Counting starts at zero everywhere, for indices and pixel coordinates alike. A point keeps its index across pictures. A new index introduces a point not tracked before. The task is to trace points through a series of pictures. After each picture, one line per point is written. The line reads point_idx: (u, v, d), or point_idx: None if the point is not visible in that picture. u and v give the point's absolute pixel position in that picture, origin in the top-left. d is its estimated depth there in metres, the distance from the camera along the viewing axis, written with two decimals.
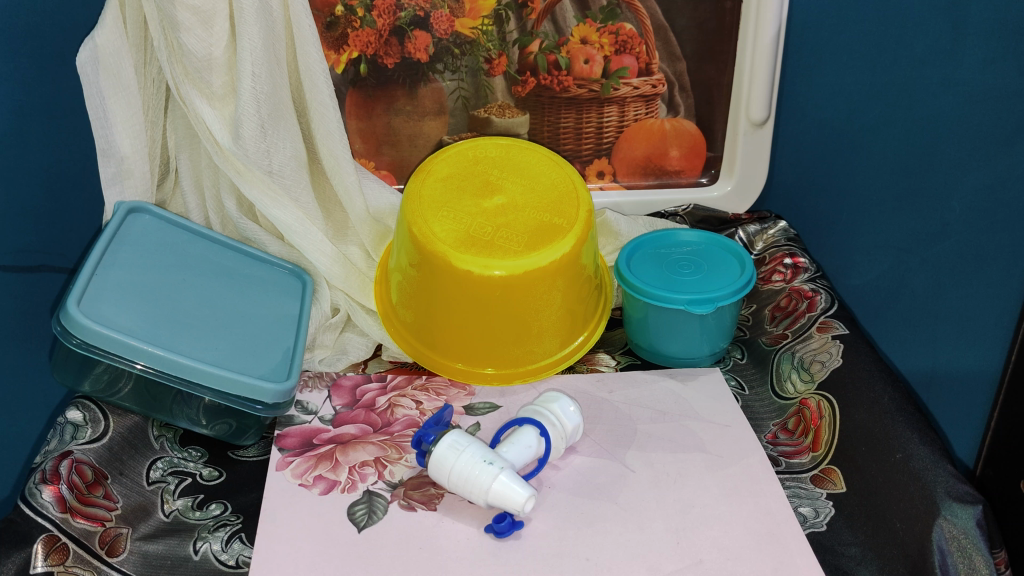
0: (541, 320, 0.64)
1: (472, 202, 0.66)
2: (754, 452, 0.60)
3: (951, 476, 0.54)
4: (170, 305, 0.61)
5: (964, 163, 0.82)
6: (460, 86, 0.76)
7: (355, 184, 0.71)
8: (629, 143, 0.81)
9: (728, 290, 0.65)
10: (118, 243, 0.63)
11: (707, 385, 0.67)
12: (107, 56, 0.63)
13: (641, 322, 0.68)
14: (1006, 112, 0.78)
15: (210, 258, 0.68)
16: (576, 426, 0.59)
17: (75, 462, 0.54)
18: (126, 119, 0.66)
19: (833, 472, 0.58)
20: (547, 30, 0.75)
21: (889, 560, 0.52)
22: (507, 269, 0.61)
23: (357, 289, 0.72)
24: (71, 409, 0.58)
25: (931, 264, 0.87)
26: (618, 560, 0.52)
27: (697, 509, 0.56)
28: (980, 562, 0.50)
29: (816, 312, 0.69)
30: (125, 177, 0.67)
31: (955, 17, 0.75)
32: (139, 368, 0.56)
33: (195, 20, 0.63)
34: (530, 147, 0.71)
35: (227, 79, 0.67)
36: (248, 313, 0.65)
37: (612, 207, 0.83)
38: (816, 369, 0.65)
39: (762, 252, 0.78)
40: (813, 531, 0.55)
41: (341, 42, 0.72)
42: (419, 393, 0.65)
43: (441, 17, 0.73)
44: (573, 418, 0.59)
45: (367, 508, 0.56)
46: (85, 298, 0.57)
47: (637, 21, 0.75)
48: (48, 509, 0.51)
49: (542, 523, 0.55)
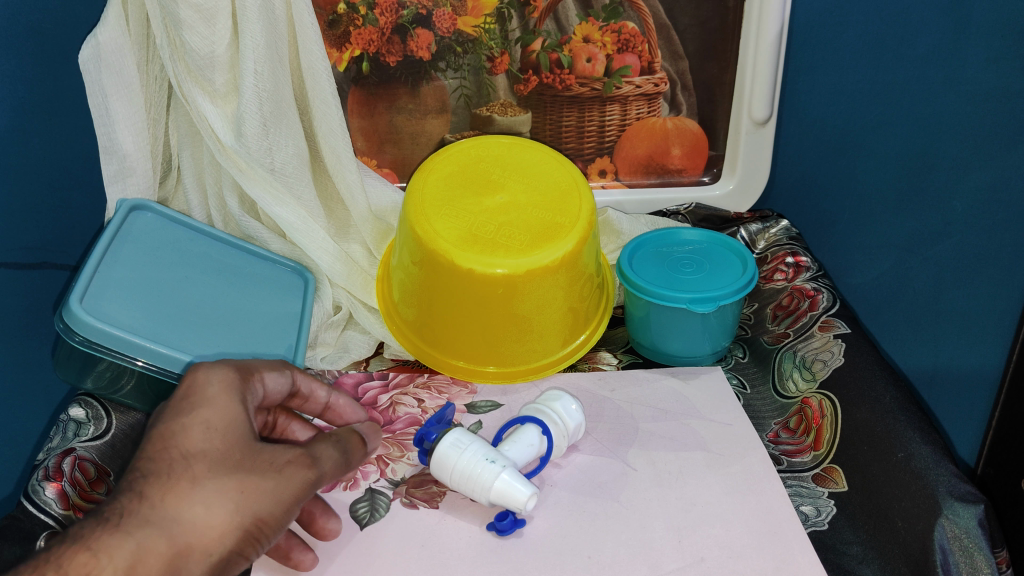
0: (542, 319, 0.64)
1: (474, 200, 0.66)
2: (755, 450, 0.60)
3: (952, 475, 0.54)
4: (173, 302, 0.61)
5: (968, 164, 0.83)
6: (462, 84, 0.76)
7: (356, 183, 0.71)
8: (631, 142, 0.81)
9: (729, 290, 0.65)
10: (120, 239, 0.63)
11: (707, 383, 0.67)
12: (109, 53, 0.63)
13: (642, 321, 0.68)
14: (1009, 113, 0.79)
15: (211, 257, 0.68)
16: (578, 425, 0.59)
17: (78, 459, 0.55)
18: (127, 117, 0.65)
19: (835, 471, 0.58)
20: (550, 29, 0.74)
21: (890, 560, 0.52)
22: (510, 268, 0.60)
23: (358, 286, 0.72)
24: (73, 406, 0.59)
25: (931, 262, 0.88)
26: (619, 558, 0.52)
27: (699, 507, 0.56)
28: (981, 562, 0.50)
29: (818, 311, 0.69)
30: (127, 175, 0.67)
31: (958, 16, 0.75)
32: (140, 366, 0.56)
33: (197, 17, 0.63)
34: (531, 146, 0.71)
35: (229, 76, 0.67)
36: (249, 310, 0.65)
37: (614, 205, 0.83)
38: (817, 368, 0.64)
39: (763, 251, 0.78)
40: (814, 530, 0.55)
41: (343, 40, 0.72)
42: (421, 392, 0.66)
43: (443, 16, 0.73)
44: (575, 417, 0.59)
45: (369, 506, 0.56)
46: (88, 295, 0.57)
47: (640, 20, 0.75)
48: (51, 506, 0.52)
49: (543, 522, 0.55)
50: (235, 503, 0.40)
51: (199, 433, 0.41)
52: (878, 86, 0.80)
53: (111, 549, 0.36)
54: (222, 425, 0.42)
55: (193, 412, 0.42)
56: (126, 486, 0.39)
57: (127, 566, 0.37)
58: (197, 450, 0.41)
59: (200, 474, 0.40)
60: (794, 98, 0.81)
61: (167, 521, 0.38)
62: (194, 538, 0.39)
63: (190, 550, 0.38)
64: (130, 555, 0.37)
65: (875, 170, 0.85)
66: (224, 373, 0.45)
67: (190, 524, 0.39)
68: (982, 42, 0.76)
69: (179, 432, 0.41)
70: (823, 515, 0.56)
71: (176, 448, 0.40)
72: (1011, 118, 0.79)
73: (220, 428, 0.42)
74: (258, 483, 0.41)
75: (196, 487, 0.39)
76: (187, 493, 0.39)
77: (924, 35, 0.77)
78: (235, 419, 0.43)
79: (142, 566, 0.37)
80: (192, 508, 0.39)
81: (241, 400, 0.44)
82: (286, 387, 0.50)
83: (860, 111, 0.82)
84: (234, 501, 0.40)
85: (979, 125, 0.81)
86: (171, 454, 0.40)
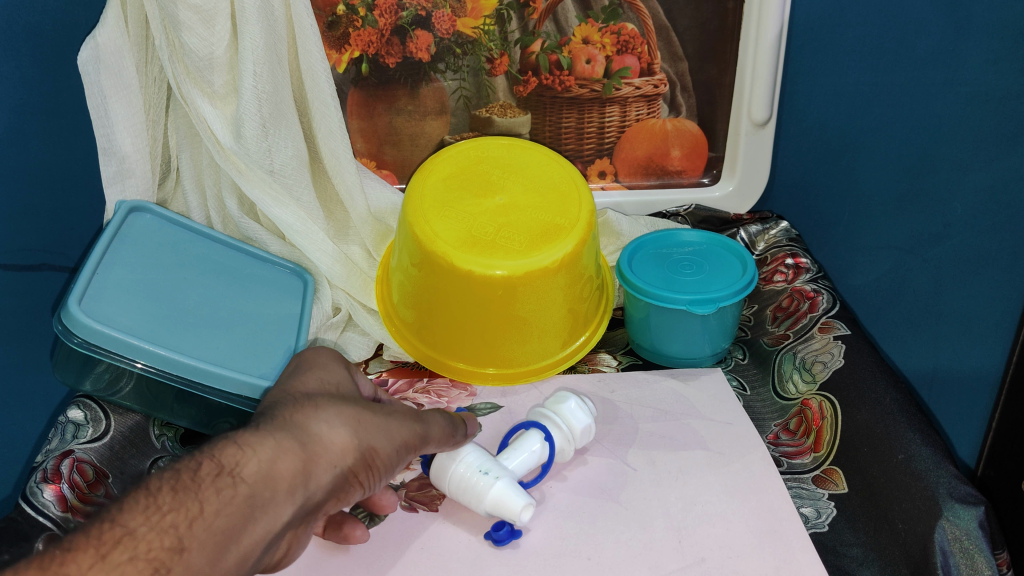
0: (543, 320, 0.64)
1: (474, 201, 0.65)
2: (755, 450, 0.60)
3: (953, 477, 0.54)
4: (172, 304, 0.61)
5: (968, 165, 0.82)
6: (461, 86, 0.76)
7: (356, 184, 0.71)
8: (631, 143, 0.81)
9: (729, 291, 0.65)
10: (118, 241, 0.63)
11: (707, 385, 0.67)
12: (108, 55, 0.63)
13: (642, 323, 0.68)
14: (1009, 114, 0.79)
15: (210, 258, 0.68)
16: (586, 428, 0.58)
17: (76, 462, 0.55)
18: (126, 119, 0.65)
19: (835, 473, 0.58)
20: (549, 30, 0.74)
21: (891, 561, 0.52)
22: (509, 269, 0.60)
23: (358, 288, 0.72)
24: (71, 408, 0.58)
25: (931, 263, 0.88)
26: (619, 560, 0.52)
27: (699, 507, 0.56)
28: (981, 563, 0.50)
29: (817, 312, 0.69)
30: (126, 176, 0.67)
31: (957, 17, 0.75)
32: (139, 368, 0.56)
33: (196, 19, 0.63)
34: (531, 147, 0.71)
35: (228, 78, 0.67)
36: (249, 312, 0.65)
37: (614, 207, 0.83)
38: (817, 369, 0.64)
39: (763, 252, 0.78)
40: (815, 531, 0.55)
41: (342, 42, 0.72)
42: (420, 395, 0.66)
43: (442, 17, 0.73)
44: (583, 421, 0.58)
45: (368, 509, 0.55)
46: (86, 297, 0.57)
47: (639, 21, 0.75)
48: (48, 509, 0.52)
49: (543, 523, 0.55)
50: (351, 423, 0.42)
51: (315, 383, 0.45)
52: (877, 87, 0.80)
53: (253, 444, 0.37)
54: (334, 382, 0.46)
55: (309, 372, 0.46)
56: (259, 415, 0.41)
57: (268, 460, 0.37)
58: (316, 393, 0.44)
59: (320, 402, 0.42)
60: (794, 99, 0.81)
61: (299, 429, 0.39)
62: (319, 447, 0.39)
63: (318, 457, 0.39)
64: (270, 451, 0.37)
65: (875, 171, 0.85)
66: (330, 349, 0.50)
67: (315, 435, 0.40)
68: (982, 43, 0.76)
69: (299, 384, 0.45)
70: (823, 517, 0.55)
71: (297, 391, 0.44)
72: (1010, 119, 0.80)
73: (334, 382, 0.46)
74: (371, 417, 0.43)
75: (320, 410, 0.41)
76: (312, 414, 0.41)
77: (923, 37, 0.77)
78: (344, 380, 0.47)
79: (280, 464, 0.37)
80: (319, 425, 0.40)
81: (347, 369, 0.49)
82: (375, 401, 0.52)
83: (859, 112, 0.82)
84: (352, 426, 0.42)
85: (978, 126, 0.81)
86: (294, 395, 0.43)
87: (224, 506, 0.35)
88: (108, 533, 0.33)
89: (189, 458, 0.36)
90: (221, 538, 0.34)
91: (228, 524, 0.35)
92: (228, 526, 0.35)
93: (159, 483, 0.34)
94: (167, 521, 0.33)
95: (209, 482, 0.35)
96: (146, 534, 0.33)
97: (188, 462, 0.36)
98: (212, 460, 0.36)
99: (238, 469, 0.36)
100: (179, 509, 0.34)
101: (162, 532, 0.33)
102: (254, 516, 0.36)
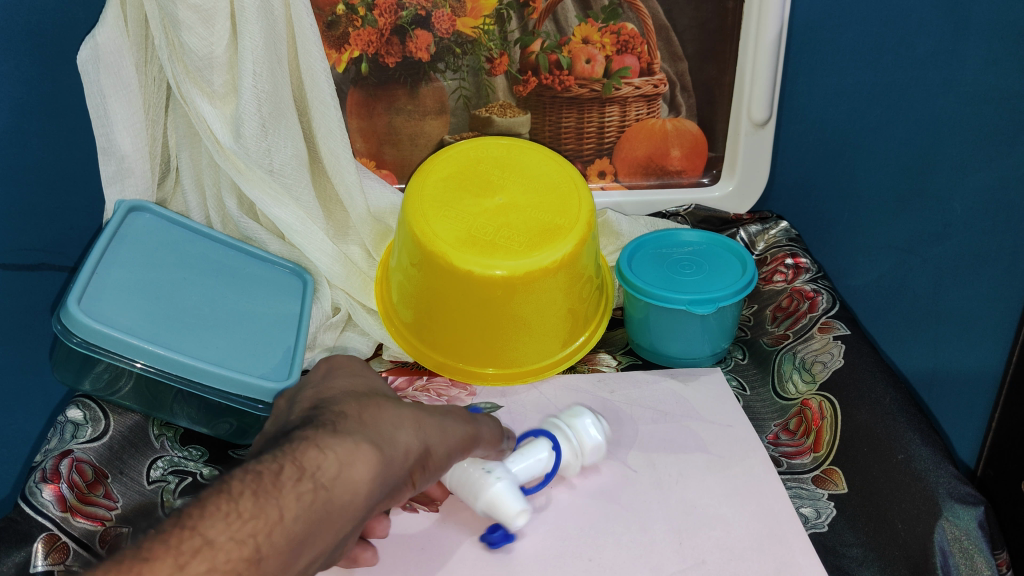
0: (542, 320, 0.64)
1: (474, 201, 0.65)
2: (755, 452, 0.60)
3: (952, 477, 0.54)
4: (171, 303, 0.61)
5: (968, 165, 0.82)
6: (461, 86, 0.76)
7: (355, 184, 0.71)
8: (631, 143, 0.81)
9: (729, 291, 0.65)
10: (117, 241, 0.63)
11: (706, 385, 0.67)
12: (107, 54, 0.63)
13: (642, 323, 0.68)
14: (1009, 114, 0.79)
15: (209, 257, 0.68)
16: (596, 446, 0.57)
17: (75, 462, 0.55)
18: (126, 119, 0.65)
19: (835, 473, 0.58)
20: (549, 30, 0.74)
21: (890, 561, 0.52)
22: (509, 269, 0.60)
23: (358, 288, 0.72)
24: (71, 408, 0.58)
25: (931, 263, 0.88)
26: (619, 560, 0.52)
27: (699, 509, 0.56)
28: (981, 564, 0.50)
29: (817, 313, 0.69)
30: (125, 175, 0.67)
31: (957, 18, 0.75)
32: (139, 367, 0.56)
33: (196, 18, 0.62)
34: (530, 147, 0.70)
35: (228, 77, 0.67)
36: (248, 312, 0.65)
37: (614, 207, 0.83)
38: (817, 369, 0.64)
39: (763, 252, 0.78)
40: (814, 531, 0.55)
41: (341, 41, 0.72)
42: (419, 394, 0.66)
43: (441, 17, 0.73)
44: (593, 437, 0.57)
45: None
46: (85, 297, 0.57)
47: (639, 21, 0.75)
48: (48, 509, 0.51)
49: (542, 524, 0.55)
50: (414, 426, 0.41)
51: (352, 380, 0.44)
52: (877, 87, 0.80)
53: (333, 445, 0.35)
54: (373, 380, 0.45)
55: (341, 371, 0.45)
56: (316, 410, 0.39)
57: (347, 463, 0.35)
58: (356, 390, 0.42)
59: (382, 401, 0.40)
60: (794, 99, 0.81)
61: (372, 429, 0.38)
62: (394, 450, 0.38)
63: (392, 461, 0.38)
64: (349, 453, 0.35)
65: (876, 171, 0.85)
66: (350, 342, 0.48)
67: (388, 436, 0.38)
68: (982, 44, 0.76)
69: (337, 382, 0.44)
70: (823, 518, 0.55)
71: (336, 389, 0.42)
72: (1010, 119, 0.79)
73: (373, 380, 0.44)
74: (428, 419, 0.42)
75: (386, 409, 0.40)
76: (379, 412, 0.39)
77: (922, 37, 0.77)
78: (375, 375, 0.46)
79: (358, 467, 0.35)
80: (388, 425, 0.39)
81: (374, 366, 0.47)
82: None
83: (859, 112, 0.82)
84: (415, 428, 0.41)
85: (977, 126, 0.81)
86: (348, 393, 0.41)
87: (303, 512, 0.33)
88: (187, 541, 0.30)
89: (270, 459, 0.33)
90: (297, 545, 0.33)
91: (307, 530, 0.33)
92: (305, 533, 0.33)
93: (240, 487, 0.32)
94: (247, 530, 0.31)
95: (290, 487, 0.33)
96: (224, 544, 0.30)
97: (268, 463, 0.33)
98: (293, 463, 0.33)
99: (319, 473, 0.34)
100: (260, 517, 0.31)
101: (241, 541, 0.31)
102: (333, 520, 0.34)
